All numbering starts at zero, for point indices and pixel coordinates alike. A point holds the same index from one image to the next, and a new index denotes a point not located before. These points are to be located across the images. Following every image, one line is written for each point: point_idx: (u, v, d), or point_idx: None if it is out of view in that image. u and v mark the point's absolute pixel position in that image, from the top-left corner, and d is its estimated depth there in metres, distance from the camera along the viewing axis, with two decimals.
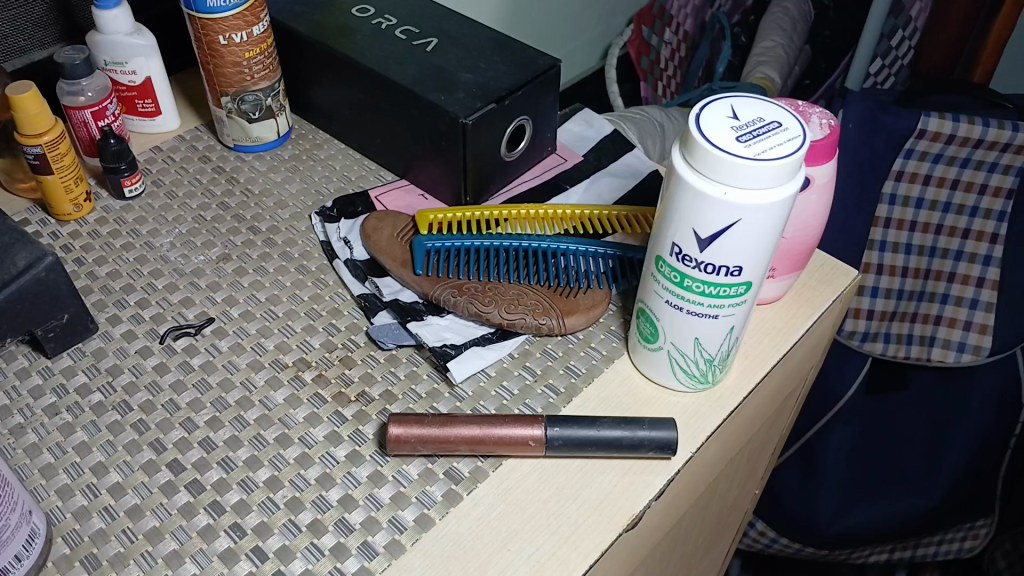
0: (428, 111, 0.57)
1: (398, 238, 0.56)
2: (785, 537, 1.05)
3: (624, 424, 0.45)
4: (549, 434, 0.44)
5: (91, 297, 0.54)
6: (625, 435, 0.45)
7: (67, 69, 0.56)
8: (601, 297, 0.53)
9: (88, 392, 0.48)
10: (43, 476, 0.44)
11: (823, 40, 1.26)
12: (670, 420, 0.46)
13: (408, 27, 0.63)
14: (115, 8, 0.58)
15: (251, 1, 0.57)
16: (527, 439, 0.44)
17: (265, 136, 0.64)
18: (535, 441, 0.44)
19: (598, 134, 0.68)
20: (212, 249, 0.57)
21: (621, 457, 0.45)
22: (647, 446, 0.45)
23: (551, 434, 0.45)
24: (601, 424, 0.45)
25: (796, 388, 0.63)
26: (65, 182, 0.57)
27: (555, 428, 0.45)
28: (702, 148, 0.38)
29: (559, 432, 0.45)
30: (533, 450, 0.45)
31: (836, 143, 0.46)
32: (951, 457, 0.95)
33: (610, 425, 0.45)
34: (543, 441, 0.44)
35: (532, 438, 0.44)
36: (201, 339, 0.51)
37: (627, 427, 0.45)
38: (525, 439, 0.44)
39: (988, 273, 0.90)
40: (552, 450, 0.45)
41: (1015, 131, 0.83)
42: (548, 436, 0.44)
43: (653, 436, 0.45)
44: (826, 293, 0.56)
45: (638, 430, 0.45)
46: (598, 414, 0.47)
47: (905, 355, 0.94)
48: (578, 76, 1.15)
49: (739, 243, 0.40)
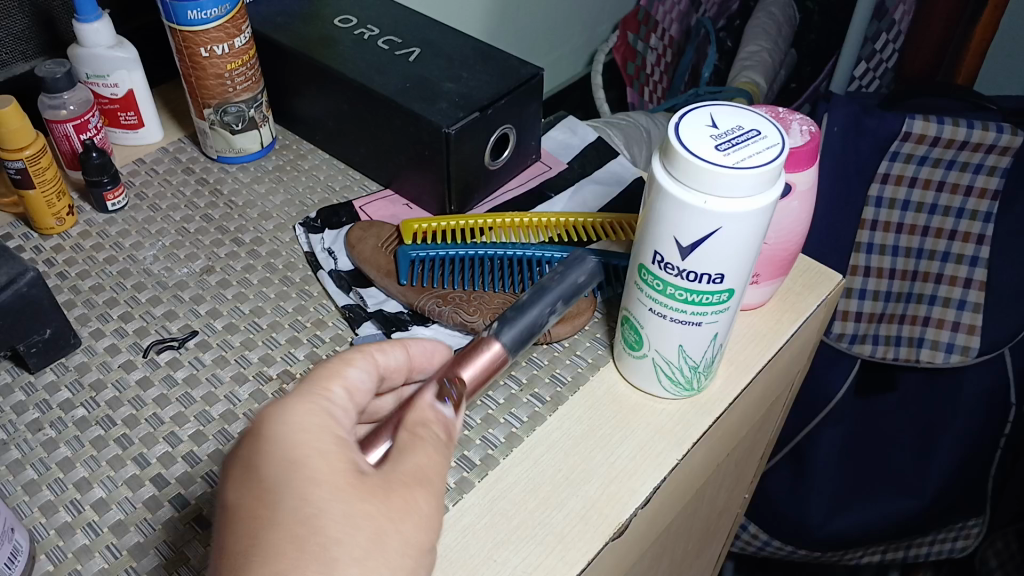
0: (411, 121, 0.56)
1: (383, 249, 0.57)
2: (777, 540, 1.05)
3: (544, 281, 0.47)
4: (498, 333, 0.43)
5: (74, 311, 0.54)
6: (562, 289, 0.47)
7: (48, 83, 0.56)
8: (587, 306, 0.53)
9: (71, 407, 0.48)
10: (27, 493, 0.44)
11: (808, 43, 1.27)
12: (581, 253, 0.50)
13: (391, 37, 0.63)
14: (95, 22, 0.58)
15: (233, 13, 0.57)
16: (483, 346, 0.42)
17: (249, 147, 0.64)
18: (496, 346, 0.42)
19: (581, 142, 0.69)
20: (196, 261, 0.57)
21: (564, 308, 0.48)
22: (583, 286, 0.48)
23: (505, 334, 0.43)
24: (535, 299, 0.46)
25: (783, 393, 0.63)
26: (48, 196, 0.56)
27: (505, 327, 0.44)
28: (681, 158, 0.38)
29: (508, 325, 0.44)
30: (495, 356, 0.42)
31: (816, 149, 0.46)
32: (941, 457, 0.95)
33: (542, 294, 0.46)
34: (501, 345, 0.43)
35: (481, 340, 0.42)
36: (185, 352, 0.51)
37: (555, 287, 0.47)
38: (486, 349, 0.42)
39: (976, 273, 0.90)
40: (520, 345, 0.44)
41: (999, 132, 0.84)
42: (502, 337, 0.43)
43: (585, 274, 0.48)
44: (810, 297, 0.56)
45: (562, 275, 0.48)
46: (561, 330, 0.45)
47: (894, 357, 0.93)
48: (564, 83, 1.16)
49: (720, 251, 0.40)
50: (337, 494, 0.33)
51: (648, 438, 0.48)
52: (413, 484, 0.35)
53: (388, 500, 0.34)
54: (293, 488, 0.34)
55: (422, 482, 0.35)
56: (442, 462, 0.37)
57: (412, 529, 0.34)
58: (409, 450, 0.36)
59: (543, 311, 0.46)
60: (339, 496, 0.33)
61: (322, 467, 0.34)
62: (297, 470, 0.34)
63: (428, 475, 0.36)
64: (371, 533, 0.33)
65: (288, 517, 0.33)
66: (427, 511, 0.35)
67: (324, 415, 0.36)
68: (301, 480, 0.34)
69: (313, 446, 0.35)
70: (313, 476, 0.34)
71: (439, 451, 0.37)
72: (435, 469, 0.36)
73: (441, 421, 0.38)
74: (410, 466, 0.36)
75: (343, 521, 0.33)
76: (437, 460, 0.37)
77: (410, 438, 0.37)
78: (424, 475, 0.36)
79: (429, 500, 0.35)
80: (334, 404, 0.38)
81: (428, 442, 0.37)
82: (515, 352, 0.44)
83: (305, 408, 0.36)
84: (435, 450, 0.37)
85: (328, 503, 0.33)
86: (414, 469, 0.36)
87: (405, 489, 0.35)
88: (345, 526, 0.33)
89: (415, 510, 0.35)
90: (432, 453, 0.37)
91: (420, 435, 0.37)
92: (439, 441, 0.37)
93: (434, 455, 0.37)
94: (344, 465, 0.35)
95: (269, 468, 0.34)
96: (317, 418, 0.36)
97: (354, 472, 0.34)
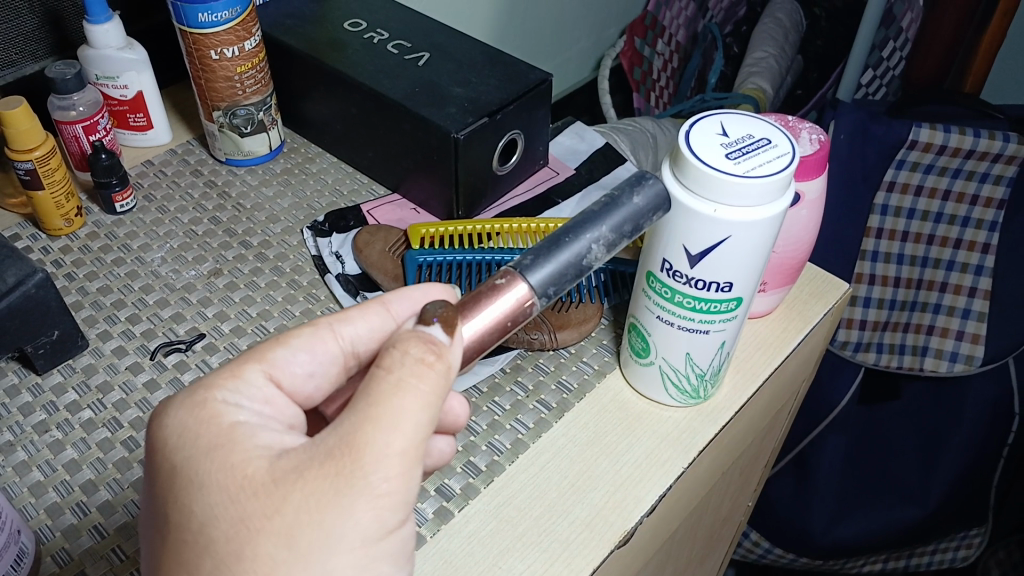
0: (419, 126, 0.57)
1: (390, 253, 0.57)
2: (779, 547, 1.05)
3: (593, 207, 0.37)
4: (527, 268, 0.35)
5: (82, 313, 0.54)
6: (615, 217, 0.37)
7: (58, 84, 0.56)
8: (593, 312, 0.53)
9: (77, 408, 0.48)
10: (33, 494, 0.44)
11: (815, 50, 1.27)
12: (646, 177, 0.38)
13: (400, 41, 0.63)
14: (106, 24, 0.58)
15: (243, 16, 0.57)
16: (501, 283, 0.35)
17: (257, 150, 0.64)
18: (521, 283, 0.35)
19: (589, 148, 0.69)
20: (203, 264, 0.57)
21: (626, 243, 0.37)
22: (643, 216, 0.37)
23: (536, 271, 0.35)
24: (583, 228, 0.36)
25: (789, 401, 0.63)
26: (57, 198, 0.56)
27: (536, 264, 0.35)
28: (692, 166, 0.38)
29: (539, 262, 0.35)
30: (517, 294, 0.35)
31: (825, 159, 0.46)
32: (944, 466, 0.95)
33: (591, 222, 0.37)
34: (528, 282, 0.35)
35: (502, 279, 0.35)
36: (192, 355, 0.51)
37: (607, 213, 0.37)
38: (508, 286, 0.35)
39: (980, 282, 0.90)
40: (559, 285, 0.36)
41: (1006, 141, 0.84)
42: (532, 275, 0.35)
43: (642, 199, 0.37)
44: (817, 305, 0.56)
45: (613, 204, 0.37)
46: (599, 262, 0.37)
47: (898, 365, 0.94)
48: (570, 88, 1.16)
49: (729, 260, 0.40)
50: (227, 496, 0.32)
51: (654, 446, 0.48)
52: (352, 452, 0.31)
53: (297, 492, 0.31)
54: (182, 497, 0.33)
55: (366, 446, 0.31)
56: (434, 395, 0.32)
57: (356, 509, 0.31)
58: (367, 394, 0.32)
59: (591, 244, 0.36)
60: (231, 498, 0.32)
61: (215, 468, 0.33)
62: (186, 476, 0.33)
63: (388, 426, 0.31)
64: (278, 533, 0.31)
65: (183, 528, 0.32)
66: (379, 483, 0.31)
67: (225, 404, 0.35)
68: (193, 486, 0.33)
69: (203, 443, 0.34)
70: (202, 481, 0.33)
71: (425, 382, 0.32)
72: (411, 408, 0.31)
73: (426, 344, 0.33)
74: (351, 426, 0.31)
75: (241, 526, 0.31)
76: (415, 392, 0.32)
77: (376, 380, 0.32)
78: (378, 433, 0.31)
79: (379, 468, 0.31)
80: (248, 387, 0.36)
81: (400, 376, 0.32)
82: (549, 290, 0.36)
83: (201, 399, 0.35)
84: (414, 379, 0.32)
85: (216, 509, 0.32)
86: (361, 429, 0.31)
87: (336, 462, 0.31)
88: (244, 532, 0.31)
89: (349, 490, 0.31)
90: (407, 381, 0.32)
91: (390, 368, 0.32)
92: (423, 364, 0.32)
93: (410, 382, 0.32)
94: (240, 459, 0.33)
95: (162, 476, 0.34)
96: (213, 409, 0.34)
97: (251, 466, 0.32)
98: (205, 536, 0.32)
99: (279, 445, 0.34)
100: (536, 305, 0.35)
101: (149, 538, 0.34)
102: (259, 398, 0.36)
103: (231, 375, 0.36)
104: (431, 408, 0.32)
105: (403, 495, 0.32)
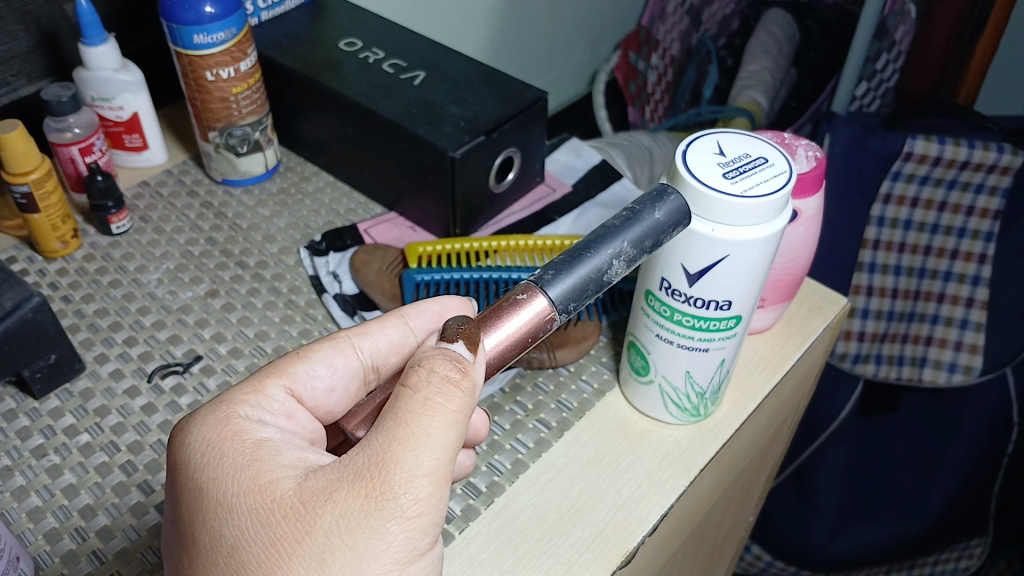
0: (416, 145, 0.57)
1: (387, 272, 0.57)
2: (780, 561, 1.04)
3: (614, 220, 0.37)
4: (548, 283, 0.35)
5: (78, 335, 0.53)
6: (635, 232, 0.36)
7: (54, 107, 0.56)
8: (592, 329, 0.54)
9: (75, 432, 0.48)
10: (32, 520, 0.43)
11: (809, 62, 1.27)
12: (662, 184, 0.38)
13: (396, 60, 0.63)
14: (101, 46, 0.57)
15: (239, 37, 0.57)
16: (517, 296, 0.35)
17: (254, 169, 0.65)
18: (541, 298, 0.35)
19: (585, 165, 0.70)
20: (200, 285, 0.57)
21: (645, 257, 0.37)
22: (663, 230, 0.37)
23: (556, 287, 0.35)
24: (602, 243, 0.36)
25: (788, 417, 0.62)
26: (53, 220, 0.56)
27: (554, 278, 0.35)
28: (691, 188, 0.38)
29: (557, 275, 0.35)
30: (527, 306, 0.35)
31: (822, 176, 0.45)
32: (944, 479, 0.94)
33: (612, 236, 0.36)
34: (541, 296, 0.35)
35: (522, 294, 0.35)
36: (189, 377, 0.51)
37: (627, 227, 0.36)
38: (528, 302, 0.35)
39: (977, 293, 0.90)
40: (579, 301, 0.36)
41: (1000, 152, 0.84)
42: (548, 287, 0.35)
43: (664, 214, 0.36)
44: (816, 320, 0.56)
45: (634, 210, 0.37)
46: (619, 272, 0.37)
47: (897, 376, 0.94)
48: (564, 102, 1.16)
49: (727, 279, 0.40)
50: (257, 519, 0.33)
51: (655, 464, 0.47)
52: (382, 473, 0.32)
53: (327, 513, 0.32)
54: (212, 520, 0.33)
55: (395, 466, 0.32)
56: (459, 412, 0.33)
57: (387, 530, 0.31)
58: (394, 413, 0.33)
59: (612, 260, 0.36)
60: (261, 522, 0.32)
61: (244, 490, 0.33)
62: (214, 498, 0.34)
63: (416, 447, 0.32)
64: (309, 557, 0.31)
65: (213, 552, 0.33)
66: (408, 505, 0.32)
67: (249, 421, 0.36)
68: (221, 508, 0.33)
69: (229, 463, 0.34)
70: (231, 503, 0.33)
71: (450, 401, 0.33)
72: (437, 427, 0.33)
73: (451, 362, 0.34)
74: (378, 447, 0.32)
75: (272, 550, 0.32)
76: (441, 411, 0.33)
77: (402, 399, 0.33)
78: (407, 454, 0.32)
79: (409, 489, 0.32)
80: (270, 402, 0.37)
81: (428, 395, 0.33)
82: (569, 306, 0.36)
83: (225, 416, 0.36)
84: (440, 398, 0.33)
85: (247, 531, 0.33)
86: (390, 450, 0.32)
87: (366, 484, 0.32)
88: (275, 557, 0.32)
89: (381, 513, 0.31)
90: (433, 400, 0.33)
91: (416, 388, 0.33)
92: (449, 383, 0.33)
93: (436, 401, 0.33)
94: (268, 480, 0.33)
95: (188, 498, 0.34)
96: (237, 426, 0.36)
97: (279, 488, 0.33)
98: (236, 559, 0.32)
99: (304, 465, 0.35)
100: (556, 321, 0.36)
101: (173, 558, 0.35)
102: (281, 412, 0.38)
103: (253, 391, 0.37)
104: (457, 427, 0.33)
105: (432, 516, 0.32)
